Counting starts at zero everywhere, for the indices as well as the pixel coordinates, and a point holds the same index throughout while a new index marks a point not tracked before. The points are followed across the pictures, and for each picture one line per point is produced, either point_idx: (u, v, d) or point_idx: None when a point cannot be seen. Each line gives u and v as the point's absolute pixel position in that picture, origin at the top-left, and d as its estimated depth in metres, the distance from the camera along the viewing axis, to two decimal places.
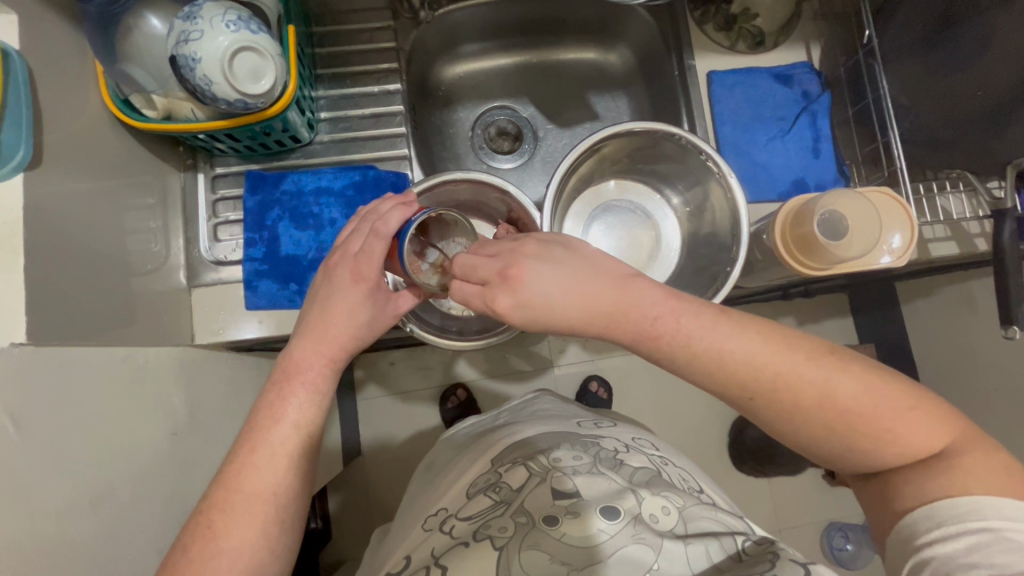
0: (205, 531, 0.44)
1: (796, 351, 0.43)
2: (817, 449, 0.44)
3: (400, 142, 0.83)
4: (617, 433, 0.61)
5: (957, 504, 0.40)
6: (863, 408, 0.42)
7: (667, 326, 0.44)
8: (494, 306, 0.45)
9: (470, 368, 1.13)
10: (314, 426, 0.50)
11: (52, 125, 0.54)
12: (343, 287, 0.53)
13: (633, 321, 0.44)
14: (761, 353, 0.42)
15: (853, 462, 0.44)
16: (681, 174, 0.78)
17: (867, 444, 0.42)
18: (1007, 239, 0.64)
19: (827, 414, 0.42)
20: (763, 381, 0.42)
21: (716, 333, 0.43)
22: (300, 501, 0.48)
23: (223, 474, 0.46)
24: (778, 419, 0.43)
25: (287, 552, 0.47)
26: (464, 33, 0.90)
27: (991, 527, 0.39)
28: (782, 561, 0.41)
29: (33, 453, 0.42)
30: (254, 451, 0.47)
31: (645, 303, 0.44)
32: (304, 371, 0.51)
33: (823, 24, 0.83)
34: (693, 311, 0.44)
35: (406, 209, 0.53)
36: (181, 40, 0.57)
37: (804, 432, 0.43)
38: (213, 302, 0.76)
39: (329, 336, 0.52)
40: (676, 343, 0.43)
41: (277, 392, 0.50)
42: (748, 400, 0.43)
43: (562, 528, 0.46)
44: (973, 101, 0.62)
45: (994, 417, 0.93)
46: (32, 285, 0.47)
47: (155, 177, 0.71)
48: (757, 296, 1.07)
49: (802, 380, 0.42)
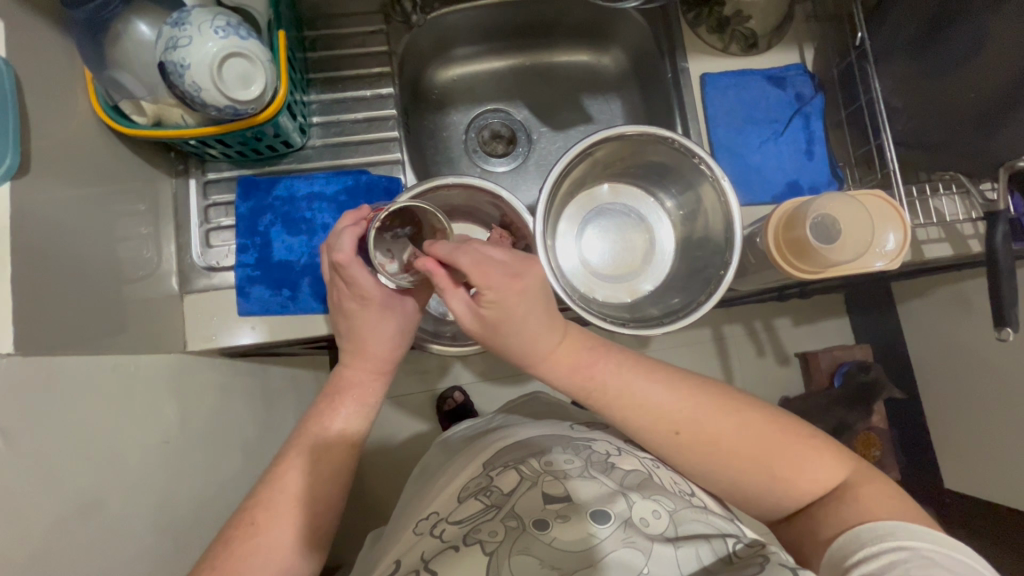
0: (248, 525, 0.49)
1: (709, 397, 0.51)
2: (741, 487, 0.50)
3: (392, 146, 0.82)
4: (607, 436, 0.61)
5: (872, 527, 0.44)
6: (769, 437, 0.50)
7: (594, 366, 0.52)
8: (514, 283, 0.48)
9: (466, 370, 1.14)
10: (358, 431, 0.57)
11: (41, 131, 0.53)
12: (361, 312, 0.57)
13: (562, 359, 0.52)
14: (678, 394, 0.51)
15: (776, 494, 0.50)
16: (673, 178, 0.78)
17: (783, 469, 0.49)
18: (1000, 242, 0.64)
19: (743, 443, 0.49)
20: (681, 417, 0.50)
21: (633, 376, 0.51)
22: (334, 506, 0.54)
23: (269, 476, 0.52)
24: (695, 457, 0.50)
25: (323, 547, 0.53)
26: (456, 36, 0.90)
27: (903, 546, 0.42)
28: (772, 565, 0.41)
29: (20, 465, 0.42)
30: (301, 454, 0.53)
31: (575, 348, 0.52)
32: (354, 386, 0.58)
33: (815, 26, 0.83)
34: (604, 356, 0.52)
35: (355, 227, 0.55)
36: (170, 46, 0.56)
37: (729, 472, 0.50)
38: (205, 309, 0.75)
39: (369, 357, 0.58)
40: (603, 373, 0.51)
41: (327, 404, 0.57)
42: (675, 434, 0.50)
43: (552, 533, 0.46)
44: (965, 104, 0.62)
45: (992, 417, 0.93)
46: (20, 292, 0.47)
47: (145, 183, 0.71)
48: (753, 298, 1.07)
49: (713, 420, 0.50)
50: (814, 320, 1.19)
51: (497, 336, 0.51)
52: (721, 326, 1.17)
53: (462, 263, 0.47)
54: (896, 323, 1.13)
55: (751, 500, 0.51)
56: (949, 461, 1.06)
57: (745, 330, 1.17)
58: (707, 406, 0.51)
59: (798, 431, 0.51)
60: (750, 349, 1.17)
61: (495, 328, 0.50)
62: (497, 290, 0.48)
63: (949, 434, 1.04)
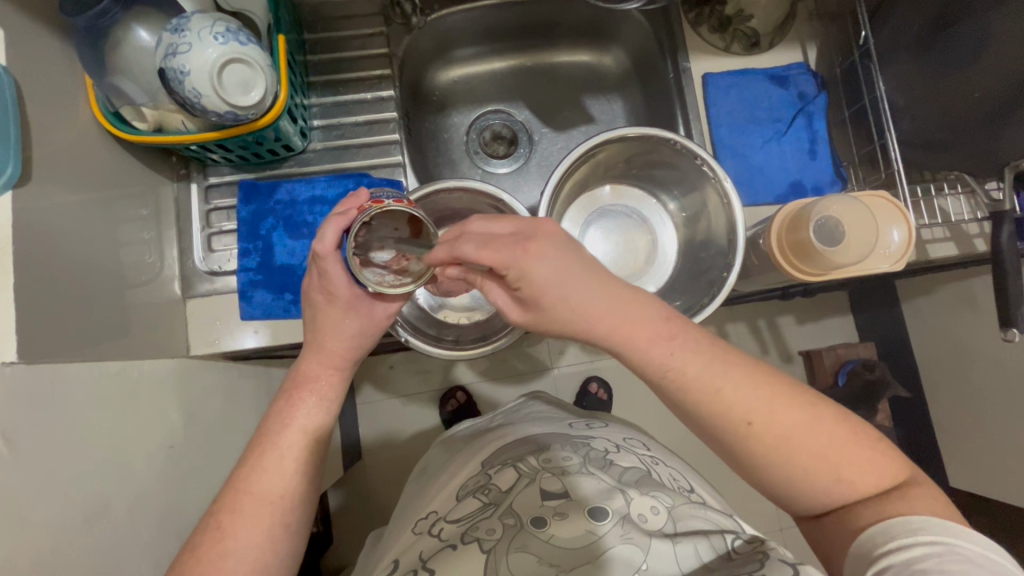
0: (213, 531, 0.45)
1: (793, 398, 0.44)
2: (801, 487, 0.44)
3: (393, 148, 0.82)
4: (607, 434, 0.60)
5: (910, 520, 0.41)
6: (841, 441, 0.44)
7: (660, 352, 0.45)
8: (528, 251, 0.44)
9: (469, 370, 1.13)
10: (320, 428, 0.53)
11: (42, 137, 0.53)
12: (324, 310, 0.54)
13: (626, 337, 0.45)
14: (757, 382, 0.45)
15: (829, 495, 0.44)
16: (677, 180, 0.78)
17: (850, 471, 0.44)
18: (1005, 241, 0.64)
19: (814, 440, 0.43)
20: (757, 406, 0.44)
21: (711, 361, 0.45)
22: (305, 504, 0.50)
23: (234, 478, 0.48)
24: (761, 452, 0.44)
25: (291, 557, 0.49)
26: (456, 37, 0.89)
27: (941, 540, 0.39)
28: (771, 561, 0.41)
29: (28, 472, 0.42)
30: (264, 454, 0.49)
31: (648, 318, 0.45)
32: (312, 379, 0.54)
33: (818, 24, 0.82)
34: (682, 335, 0.45)
35: (342, 218, 0.50)
36: (169, 53, 0.56)
37: (787, 466, 0.44)
38: (209, 313, 0.76)
39: (326, 353, 0.55)
40: (679, 355, 0.45)
41: (286, 401, 0.53)
42: (748, 425, 0.44)
43: (550, 530, 0.46)
44: (971, 102, 0.62)
45: (999, 415, 0.93)
46: (22, 298, 0.47)
47: (148, 188, 0.71)
48: (756, 297, 1.07)
49: (786, 413, 0.44)
50: (817, 318, 1.19)
51: (544, 312, 0.46)
52: (724, 325, 1.16)
53: (468, 253, 0.44)
54: (900, 320, 1.13)
55: (783, 497, 0.47)
56: (952, 458, 1.06)
57: (748, 328, 1.17)
58: (781, 398, 0.44)
59: (857, 430, 0.45)
60: (753, 348, 1.17)
61: (538, 304, 0.45)
62: (516, 263, 0.44)
63: (953, 431, 1.04)
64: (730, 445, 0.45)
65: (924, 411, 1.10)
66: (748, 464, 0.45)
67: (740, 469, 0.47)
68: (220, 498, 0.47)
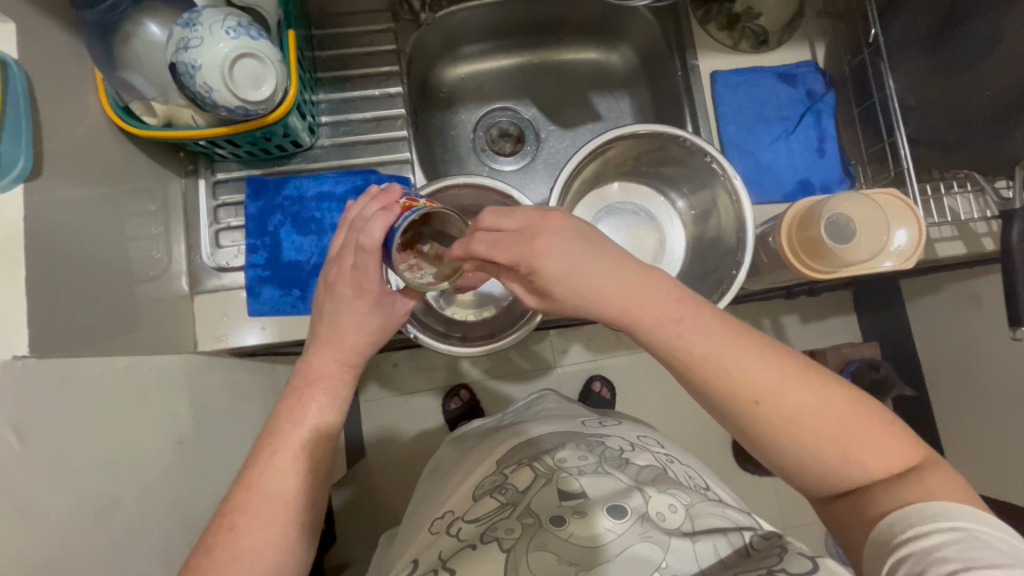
0: (229, 531, 0.45)
1: (802, 378, 0.44)
2: (807, 466, 0.45)
3: (401, 145, 0.82)
4: (620, 432, 0.60)
5: (927, 506, 0.40)
6: (853, 418, 0.44)
7: (671, 329, 0.45)
8: (534, 245, 0.46)
9: (473, 368, 1.13)
10: (333, 426, 0.53)
11: (51, 130, 0.53)
12: (349, 304, 0.54)
13: (640, 319, 0.46)
14: (767, 360, 0.44)
15: (838, 478, 0.44)
16: (686, 178, 0.78)
17: (859, 451, 0.43)
18: (1016, 239, 0.64)
19: (825, 421, 0.43)
20: (766, 383, 0.44)
21: (722, 341, 0.45)
22: (318, 503, 0.50)
23: (246, 475, 0.48)
24: (770, 432, 0.44)
25: (307, 554, 0.49)
26: (463, 34, 0.89)
27: (960, 526, 0.38)
28: (789, 555, 0.41)
29: (40, 465, 0.42)
30: (279, 451, 0.49)
31: (660, 298, 0.46)
32: (326, 377, 0.53)
33: (827, 22, 0.82)
34: (692, 316, 0.45)
35: (388, 214, 0.50)
36: (181, 47, 0.56)
37: (795, 445, 0.44)
38: (216, 309, 0.75)
39: (341, 348, 0.54)
40: (691, 332, 0.45)
41: (300, 398, 0.52)
42: (756, 405, 0.44)
43: (569, 529, 0.46)
44: (982, 102, 0.62)
45: (1004, 415, 0.93)
46: (33, 292, 0.47)
47: (156, 183, 0.71)
48: (761, 297, 1.07)
49: (793, 392, 0.44)
50: (820, 317, 1.19)
51: (558, 300, 0.48)
52: None
53: (480, 253, 0.47)
54: (905, 320, 1.12)
55: (800, 482, 0.46)
56: (957, 457, 1.05)
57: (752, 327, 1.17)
58: (790, 377, 0.44)
59: (870, 411, 0.45)
60: None
61: (551, 295, 0.48)
62: (526, 260, 0.46)
63: (958, 430, 1.04)
64: (741, 426, 0.45)
65: (928, 410, 1.10)
66: (759, 444, 0.45)
67: (756, 451, 0.46)
68: (233, 497, 0.47)
